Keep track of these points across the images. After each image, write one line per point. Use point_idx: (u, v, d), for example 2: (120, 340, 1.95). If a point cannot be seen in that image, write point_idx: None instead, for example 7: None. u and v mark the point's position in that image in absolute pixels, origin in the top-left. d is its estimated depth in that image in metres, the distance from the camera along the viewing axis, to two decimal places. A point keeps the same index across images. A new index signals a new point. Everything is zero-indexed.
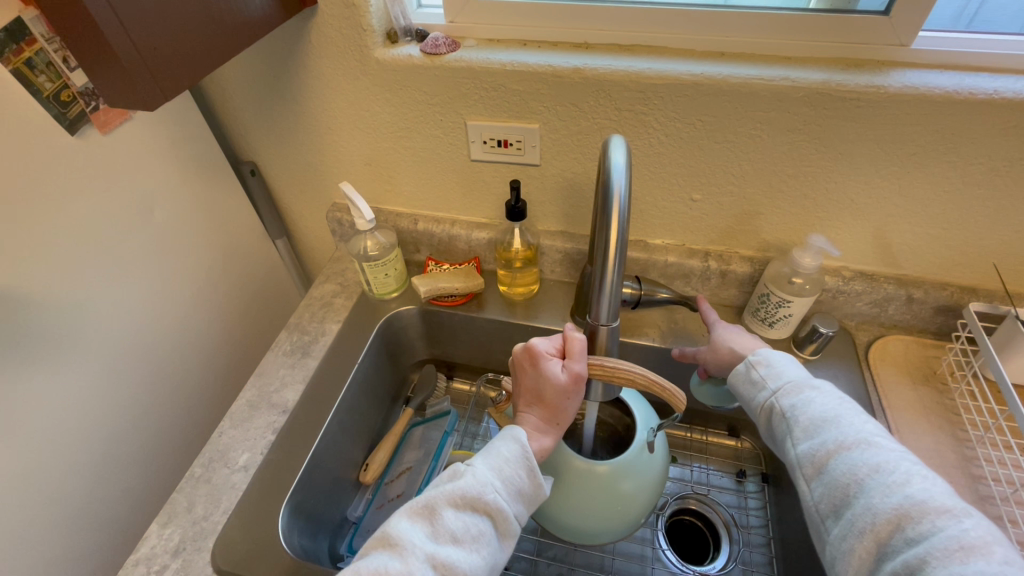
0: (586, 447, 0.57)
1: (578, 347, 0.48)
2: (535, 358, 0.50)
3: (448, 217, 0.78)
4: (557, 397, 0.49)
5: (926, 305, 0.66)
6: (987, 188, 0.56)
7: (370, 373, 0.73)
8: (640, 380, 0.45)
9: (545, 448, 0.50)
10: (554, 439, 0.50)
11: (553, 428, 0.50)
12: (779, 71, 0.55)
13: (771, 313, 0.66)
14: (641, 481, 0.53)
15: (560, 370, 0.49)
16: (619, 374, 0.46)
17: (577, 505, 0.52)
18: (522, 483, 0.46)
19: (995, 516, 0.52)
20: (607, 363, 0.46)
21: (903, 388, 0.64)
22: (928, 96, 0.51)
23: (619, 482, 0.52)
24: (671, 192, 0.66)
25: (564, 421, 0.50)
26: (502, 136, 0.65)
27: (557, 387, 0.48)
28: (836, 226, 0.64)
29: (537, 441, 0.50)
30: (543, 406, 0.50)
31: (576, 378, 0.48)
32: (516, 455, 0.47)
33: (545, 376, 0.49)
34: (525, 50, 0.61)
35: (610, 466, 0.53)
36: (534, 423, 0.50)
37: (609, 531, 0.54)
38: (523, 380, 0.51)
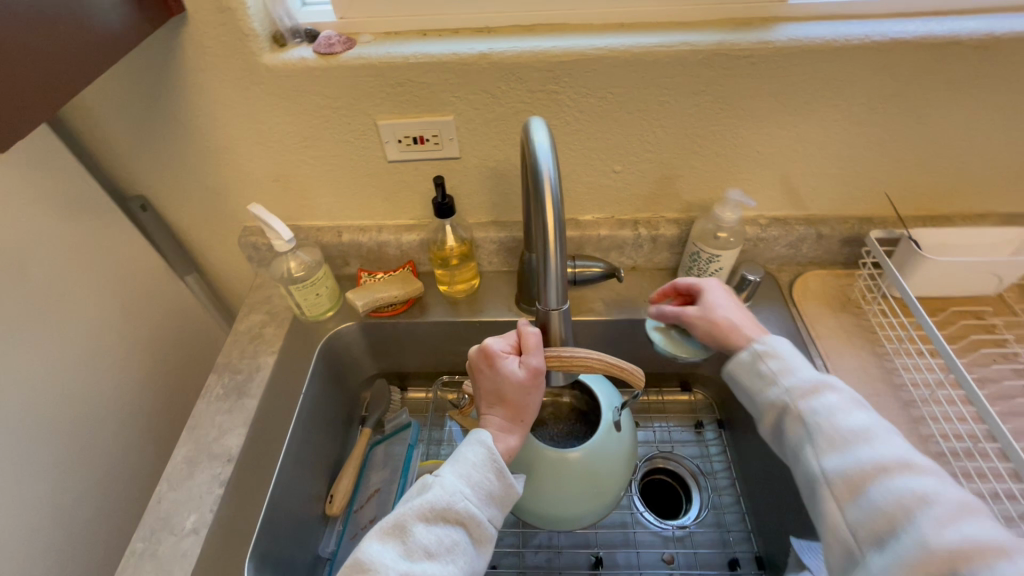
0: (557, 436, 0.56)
1: (535, 341, 0.48)
2: (493, 356, 0.49)
3: (374, 224, 0.75)
4: (519, 394, 0.48)
5: (834, 239, 0.72)
6: (869, 125, 0.61)
7: (319, 401, 0.69)
8: (600, 365, 0.46)
9: (513, 446, 0.49)
10: (519, 437, 0.50)
11: (519, 426, 0.50)
12: (676, 36, 0.56)
13: (703, 270, 0.69)
14: (611, 459, 0.54)
15: (518, 366, 0.48)
16: (578, 364, 0.46)
17: (557, 493, 0.53)
18: (492, 486, 0.45)
19: (917, 417, 0.59)
20: (566, 352, 0.46)
21: (827, 319, 0.69)
22: (811, 46, 0.54)
23: (594, 465, 0.53)
24: (594, 167, 0.67)
25: (529, 417, 0.49)
26: (417, 132, 0.62)
27: (518, 384, 0.47)
28: (748, 178, 0.67)
29: (505, 440, 0.49)
30: (506, 405, 0.49)
31: (535, 372, 0.47)
32: (484, 459, 0.46)
33: (504, 375, 0.48)
34: (426, 40, 0.59)
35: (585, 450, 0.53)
36: (498, 423, 0.49)
37: (591, 513, 0.55)
38: (482, 383, 0.50)
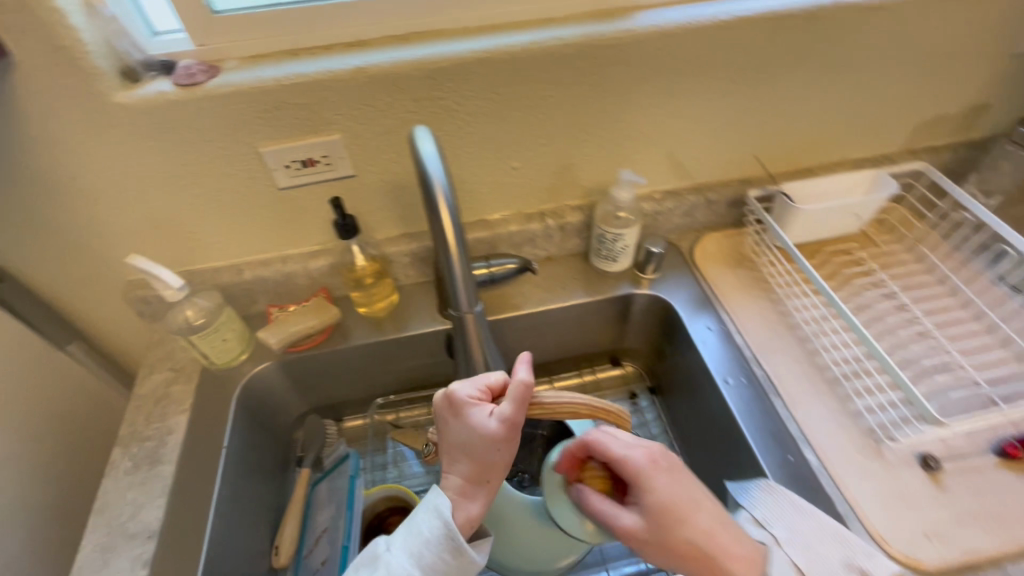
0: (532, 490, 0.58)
1: (518, 393, 0.47)
2: (466, 404, 0.48)
3: (277, 256, 0.71)
4: (488, 449, 0.47)
5: (722, 203, 0.78)
6: (732, 97, 0.67)
7: (245, 452, 0.65)
8: (584, 410, 0.48)
9: (475, 512, 0.47)
10: (482, 503, 0.48)
11: (485, 488, 0.48)
12: (546, 32, 0.58)
13: (612, 249, 0.73)
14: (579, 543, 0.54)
15: (491, 417, 0.47)
16: (565, 409, 0.47)
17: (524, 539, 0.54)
18: (446, 564, 0.45)
19: (813, 349, 0.66)
20: (550, 398, 0.47)
21: (727, 276, 0.75)
22: (669, 30, 0.59)
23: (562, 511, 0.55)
24: (492, 166, 0.68)
25: (496, 476, 0.48)
26: (305, 155, 0.60)
27: (491, 436, 0.46)
28: (637, 158, 0.71)
29: (466, 506, 0.47)
30: (471, 463, 0.47)
31: (507, 424, 0.47)
32: (437, 535, 0.45)
33: (477, 426, 0.47)
34: (297, 59, 0.57)
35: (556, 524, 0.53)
36: (462, 483, 0.48)
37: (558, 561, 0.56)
38: (450, 435, 0.49)
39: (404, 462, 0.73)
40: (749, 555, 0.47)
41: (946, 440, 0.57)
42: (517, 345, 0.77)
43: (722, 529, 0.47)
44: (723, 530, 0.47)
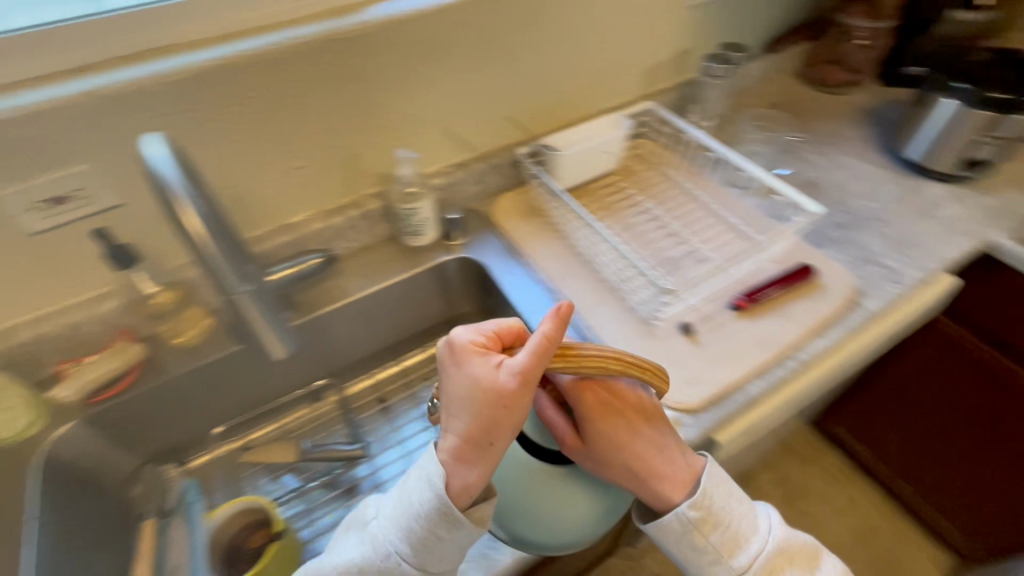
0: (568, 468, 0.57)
1: (536, 346, 0.45)
2: (473, 355, 0.48)
3: (58, 309, 0.66)
4: (495, 403, 0.46)
5: (507, 165, 0.88)
6: (479, 69, 0.76)
7: (64, 520, 0.59)
8: (611, 363, 0.48)
9: (474, 476, 0.47)
10: (481, 473, 0.47)
11: (488, 451, 0.47)
12: (284, 34, 0.62)
13: (414, 224, 0.79)
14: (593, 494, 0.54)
15: (499, 369, 0.47)
16: (595, 361, 0.47)
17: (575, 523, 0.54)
18: (427, 536, 0.47)
19: (596, 268, 0.78)
20: (580, 350, 0.47)
21: (522, 226, 0.85)
22: (399, 18, 0.65)
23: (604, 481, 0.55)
24: (274, 169, 0.70)
25: (501, 439, 0.47)
26: (51, 191, 0.57)
27: (499, 389, 0.46)
28: (415, 138, 0.78)
29: (463, 470, 0.47)
30: (471, 423, 0.47)
31: (517, 382, 0.46)
32: (426, 512, 0.47)
33: (483, 379, 0.47)
34: (9, 93, 0.54)
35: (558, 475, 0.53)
36: (461, 444, 0.47)
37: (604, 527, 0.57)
38: (451, 389, 0.48)
39: (269, 474, 0.74)
40: (684, 476, 0.54)
41: (698, 308, 0.72)
42: (352, 335, 0.81)
43: (658, 452, 0.54)
44: (658, 458, 0.54)
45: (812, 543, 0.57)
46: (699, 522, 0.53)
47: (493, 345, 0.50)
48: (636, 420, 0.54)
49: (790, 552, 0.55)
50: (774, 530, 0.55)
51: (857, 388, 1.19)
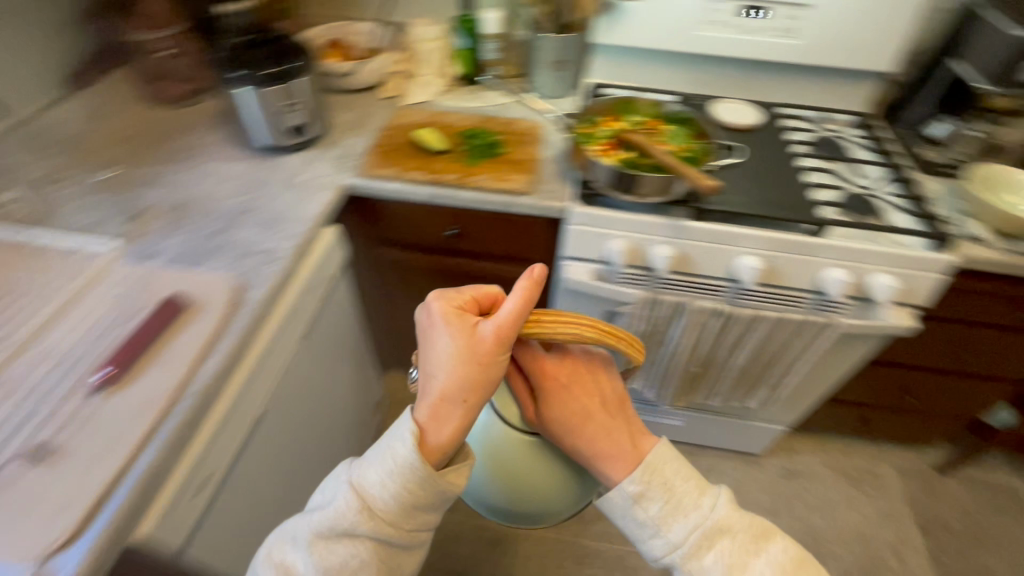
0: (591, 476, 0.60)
1: (518, 302, 0.47)
2: (457, 317, 0.49)
3: None
4: (472, 361, 0.48)
5: None
6: None
7: None
8: (587, 334, 0.48)
9: (450, 429, 0.47)
10: (447, 438, 0.47)
11: (459, 406, 0.48)
12: None
13: None
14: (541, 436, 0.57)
15: (484, 326, 0.48)
16: (561, 329, 0.48)
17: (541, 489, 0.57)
18: (394, 493, 0.46)
19: None
20: (548, 317, 0.49)
21: None
22: None
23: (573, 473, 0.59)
24: None
25: (473, 398, 0.48)
26: None
27: (476, 345, 0.48)
28: None
29: (439, 424, 0.47)
30: (448, 380, 0.48)
31: (494, 338, 0.48)
32: (399, 468, 0.46)
33: (464, 336, 0.48)
34: None
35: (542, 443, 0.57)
36: (437, 402, 0.48)
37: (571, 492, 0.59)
38: (436, 351, 0.49)
39: None
40: (632, 453, 0.53)
41: (69, 415, 0.59)
42: None
43: (607, 434, 0.54)
44: (613, 426, 0.54)
45: (758, 522, 0.51)
46: (638, 496, 0.51)
47: (473, 309, 0.51)
48: (592, 401, 0.55)
49: (732, 527, 0.49)
50: (718, 506, 0.50)
51: (379, 336, 1.31)
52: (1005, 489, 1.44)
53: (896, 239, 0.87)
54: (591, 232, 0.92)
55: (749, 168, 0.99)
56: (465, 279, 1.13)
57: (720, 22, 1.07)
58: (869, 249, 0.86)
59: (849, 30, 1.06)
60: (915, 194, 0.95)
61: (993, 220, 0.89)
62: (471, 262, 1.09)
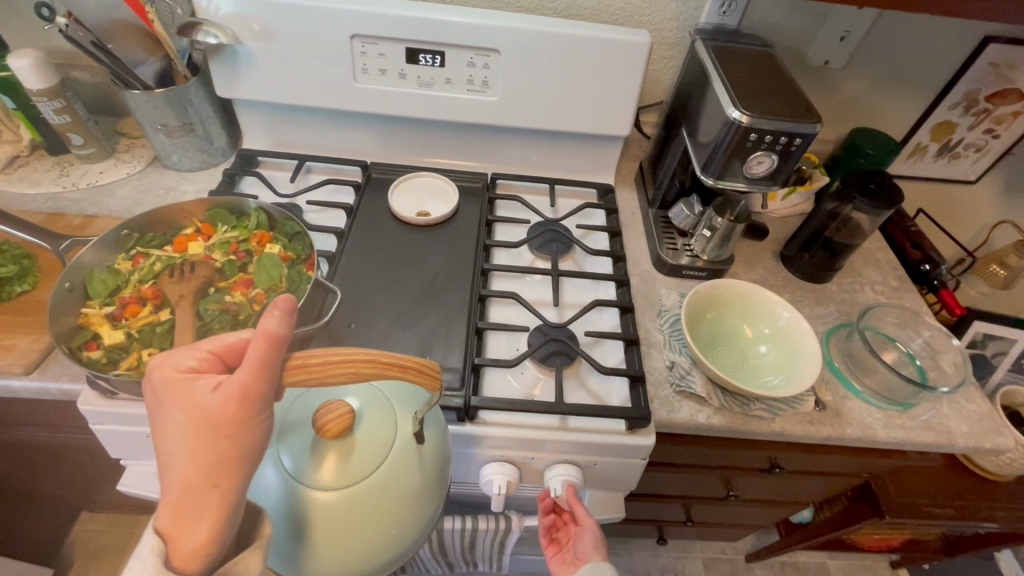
0: (409, 488, 0.43)
1: (264, 346, 0.32)
2: (176, 384, 0.33)
3: None
4: (222, 432, 0.32)
5: None
6: None
7: None
8: (364, 364, 0.35)
9: (202, 533, 0.31)
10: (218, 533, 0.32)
11: (209, 498, 0.32)
12: None
13: None
14: (394, 456, 0.43)
15: (217, 388, 0.33)
16: (332, 372, 0.34)
17: (370, 529, 0.41)
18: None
19: None
20: (315, 358, 0.34)
21: None
22: None
23: (415, 489, 0.44)
24: None
25: (230, 480, 0.32)
26: None
27: (216, 415, 0.32)
28: None
29: (195, 525, 0.31)
30: (190, 472, 0.32)
31: (240, 398, 0.32)
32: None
33: (197, 407, 0.32)
34: None
35: (347, 479, 0.41)
36: (176, 506, 0.32)
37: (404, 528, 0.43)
38: (166, 436, 0.33)
39: None
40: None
41: None
42: None
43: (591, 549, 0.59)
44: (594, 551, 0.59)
45: None
46: None
47: (216, 367, 0.35)
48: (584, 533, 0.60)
49: None
50: None
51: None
52: (814, 571, 1.31)
53: (582, 421, 0.60)
54: (128, 431, 0.58)
55: (410, 296, 0.69)
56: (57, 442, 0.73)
57: (392, 70, 0.76)
58: (540, 439, 0.59)
59: (557, 84, 0.77)
60: (632, 332, 0.69)
61: (707, 373, 0.64)
62: (48, 431, 0.70)
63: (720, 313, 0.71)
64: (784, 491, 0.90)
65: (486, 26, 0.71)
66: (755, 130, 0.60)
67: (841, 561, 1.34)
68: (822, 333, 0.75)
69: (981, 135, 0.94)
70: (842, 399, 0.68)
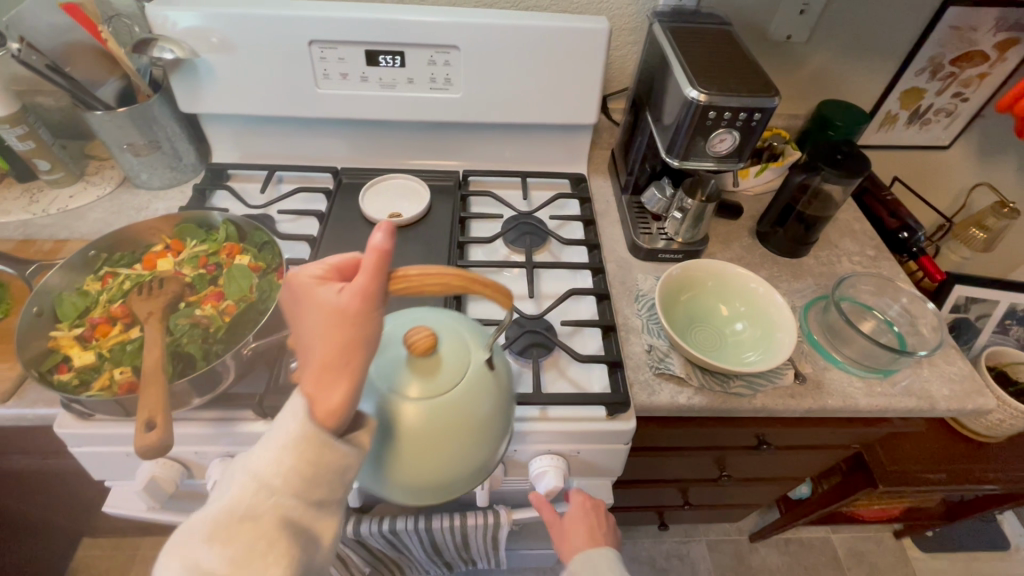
0: (485, 411, 0.43)
1: (377, 256, 0.32)
2: (304, 285, 0.35)
3: None
4: (343, 329, 0.33)
5: None
6: None
7: None
8: (463, 279, 0.34)
9: (336, 403, 0.34)
10: (350, 400, 0.34)
11: (341, 376, 0.34)
12: None
13: None
14: (473, 376, 0.43)
15: (342, 289, 0.34)
16: (428, 284, 0.33)
17: (454, 445, 0.42)
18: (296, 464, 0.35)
19: None
20: (415, 266, 0.33)
21: None
22: None
23: (490, 412, 0.44)
24: None
25: (357, 364, 0.34)
26: None
27: (340, 311, 0.33)
28: None
29: (329, 395, 0.34)
30: (323, 354, 0.34)
31: (357, 298, 0.33)
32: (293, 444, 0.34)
33: (324, 304, 0.34)
34: None
35: (434, 396, 0.41)
36: (315, 383, 0.34)
37: (478, 448, 0.44)
38: (303, 326, 0.35)
39: None
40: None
41: None
42: None
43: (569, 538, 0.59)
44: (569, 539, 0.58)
45: None
46: None
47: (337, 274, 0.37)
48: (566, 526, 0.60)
49: None
50: None
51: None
52: (818, 547, 1.31)
53: (561, 410, 0.60)
54: (106, 451, 0.57)
55: None
56: (42, 467, 0.73)
57: (353, 74, 0.76)
58: (521, 431, 0.59)
59: (519, 77, 0.77)
60: (609, 319, 0.69)
61: (685, 354, 0.64)
62: (33, 458, 0.70)
63: (696, 293, 0.72)
64: (777, 467, 0.90)
65: (443, 22, 0.71)
66: (714, 108, 0.60)
67: (845, 535, 1.34)
68: (801, 307, 0.75)
69: (950, 99, 0.94)
70: (822, 370, 0.68)
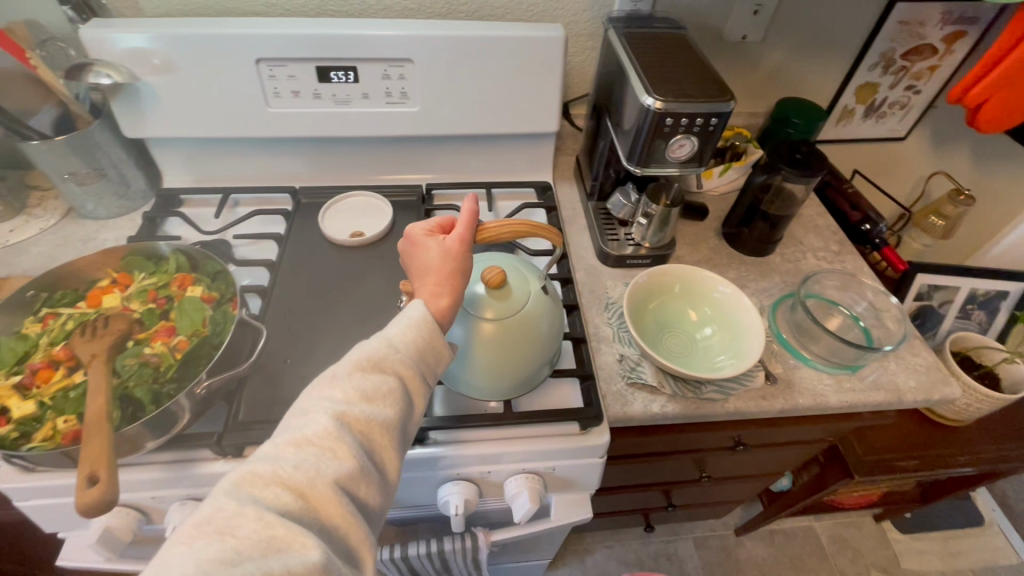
0: (545, 328, 0.59)
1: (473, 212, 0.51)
2: (419, 237, 0.53)
3: None
4: (451, 259, 0.50)
5: None
6: None
7: None
8: (527, 228, 0.52)
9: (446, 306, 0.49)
10: (454, 303, 0.50)
11: (449, 289, 0.50)
12: None
13: None
14: (533, 302, 0.58)
15: (446, 238, 0.52)
16: (504, 230, 0.52)
17: (523, 351, 0.57)
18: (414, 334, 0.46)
19: None
20: (495, 221, 0.52)
21: None
22: None
23: (548, 329, 0.59)
24: None
25: (459, 284, 0.50)
26: None
27: (450, 248, 0.51)
28: None
29: (442, 300, 0.49)
30: (438, 275, 0.50)
31: (461, 241, 0.51)
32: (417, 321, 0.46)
33: (437, 246, 0.51)
34: None
35: (506, 314, 0.56)
36: (429, 294, 0.49)
37: (541, 356, 0.59)
38: (419, 261, 0.52)
39: None
40: None
41: None
42: None
43: None
44: None
45: None
46: None
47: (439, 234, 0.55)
48: None
49: None
50: None
51: None
52: (802, 536, 1.33)
53: (531, 428, 0.59)
54: (54, 503, 0.54)
55: (351, 318, 0.67)
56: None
57: (305, 91, 0.73)
58: (492, 453, 0.58)
59: (477, 88, 0.76)
60: (579, 330, 0.68)
61: (655, 362, 0.63)
62: None
63: (664, 299, 0.71)
64: (757, 464, 0.90)
65: (394, 36, 0.69)
66: (670, 114, 0.60)
67: (827, 523, 1.36)
68: (769, 306, 0.75)
69: (903, 91, 0.96)
70: (792, 369, 0.68)
